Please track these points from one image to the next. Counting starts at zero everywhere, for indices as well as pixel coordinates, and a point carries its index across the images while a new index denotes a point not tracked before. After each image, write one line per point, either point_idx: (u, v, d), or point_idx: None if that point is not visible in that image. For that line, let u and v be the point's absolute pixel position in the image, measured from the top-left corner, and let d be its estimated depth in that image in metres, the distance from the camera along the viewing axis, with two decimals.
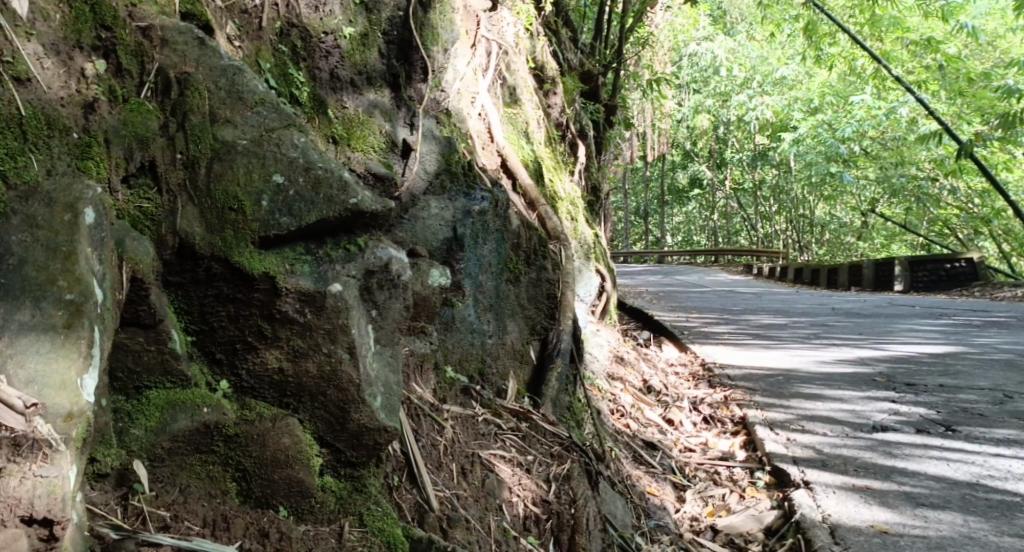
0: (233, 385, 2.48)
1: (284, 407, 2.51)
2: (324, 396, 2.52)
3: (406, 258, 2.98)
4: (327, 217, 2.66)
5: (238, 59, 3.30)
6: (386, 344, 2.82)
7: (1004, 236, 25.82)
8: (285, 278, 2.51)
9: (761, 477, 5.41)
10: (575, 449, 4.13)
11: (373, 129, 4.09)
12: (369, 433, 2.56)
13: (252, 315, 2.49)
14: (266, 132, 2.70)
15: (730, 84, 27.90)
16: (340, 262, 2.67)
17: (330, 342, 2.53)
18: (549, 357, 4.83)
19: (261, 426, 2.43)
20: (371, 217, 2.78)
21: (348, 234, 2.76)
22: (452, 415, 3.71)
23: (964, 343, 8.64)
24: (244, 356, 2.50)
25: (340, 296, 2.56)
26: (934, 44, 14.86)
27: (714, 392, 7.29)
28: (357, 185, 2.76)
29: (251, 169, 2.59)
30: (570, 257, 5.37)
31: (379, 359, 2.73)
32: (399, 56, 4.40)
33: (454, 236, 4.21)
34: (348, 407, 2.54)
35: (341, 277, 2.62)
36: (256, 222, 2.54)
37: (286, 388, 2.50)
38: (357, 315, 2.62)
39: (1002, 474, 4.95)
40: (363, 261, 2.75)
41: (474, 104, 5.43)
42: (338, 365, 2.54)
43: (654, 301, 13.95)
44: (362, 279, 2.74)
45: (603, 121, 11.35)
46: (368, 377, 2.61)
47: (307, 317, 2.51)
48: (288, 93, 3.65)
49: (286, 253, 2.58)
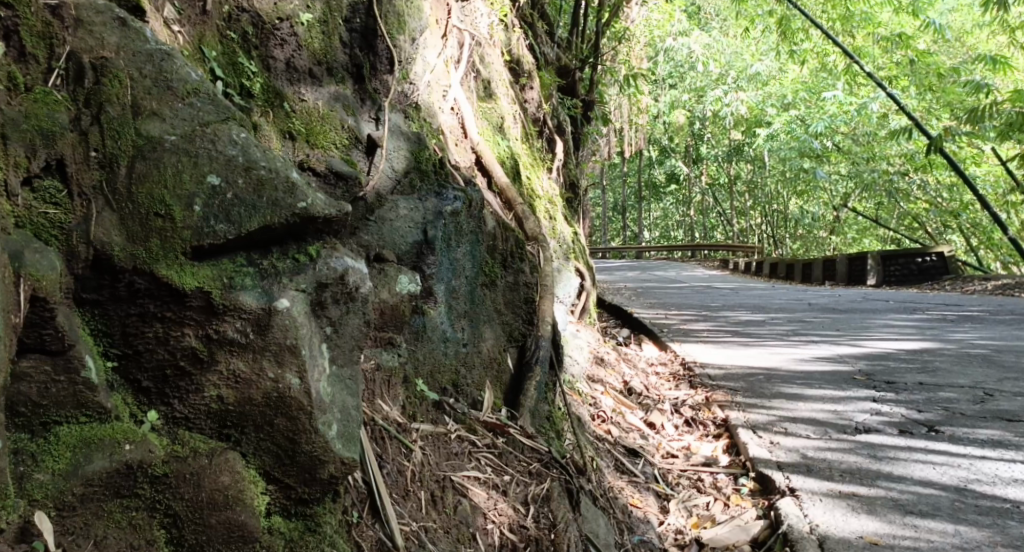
0: (163, 415, 2.28)
1: (224, 440, 2.31)
2: (272, 426, 2.32)
3: (366, 268, 2.65)
4: (272, 222, 2.39)
5: (178, 48, 3.03)
6: (344, 365, 2.54)
7: (973, 229, 25.78)
8: (223, 294, 2.28)
9: (746, 484, 5.18)
10: (555, 466, 3.88)
11: (334, 124, 3.81)
12: (323, 466, 2.36)
13: (185, 335, 2.27)
14: (200, 127, 2.44)
15: (705, 79, 27.66)
16: (289, 275, 2.40)
17: (276, 366, 2.30)
18: (528, 365, 4.55)
19: (196, 464, 2.25)
20: (324, 222, 2.51)
21: (297, 242, 2.47)
22: (423, 434, 3.43)
23: (941, 339, 8.44)
24: (175, 383, 2.29)
25: (288, 313, 2.32)
26: (903, 39, 14.71)
27: (696, 393, 7.03)
28: (307, 188, 2.46)
29: (180, 169, 2.33)
30: (549, 259, 5.10)
31: (331, 382, 2.45)
32: (363, 45, 4.11)
33: (425, 239, 3.94)
34: (296, 436, 2.33)
35: (289, 292, 2.36)
36: (188, 230, 2.29)
37: (227, 419, 2.30)
38: (308, 332, 2.38)
39: (990, 478, 4.72)
40: (315, 273, 2.45)
41: (445, 98, 5.15)
42: (286, 391, 2.31)
43: (632, 298, 13.68)
44: (314, 293, 2.44)
45: (580, 116, 11.10)
46: (320, 401, 2.38)
47: (249, 338, 2.29)
48: (236, 85, 3.36)
49: (224, 265, 2.33)
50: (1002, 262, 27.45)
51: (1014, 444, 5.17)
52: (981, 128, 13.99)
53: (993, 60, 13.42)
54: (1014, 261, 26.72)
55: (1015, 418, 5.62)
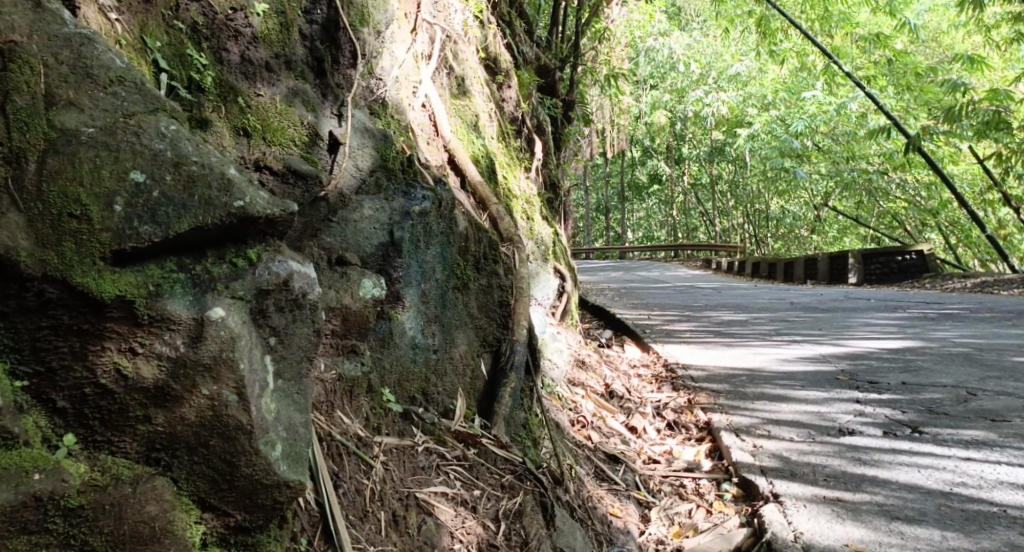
0: (82, 439, 2.11)
1: (152, 464, 2.18)
2: (208, 448, 2.21)
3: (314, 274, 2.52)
4: (204, 223, 2.23)
5: (106, 38, 2.85)
6: (290, 379, 2.44)
7: (952, 227, 25.82)
8: (148, 303, 2.12)
9: (728, 490, 5.01)
10: (529, 478, 3.72)
11: (292, 120, 3.61)
12: (264, 492, 2.27)
13: (105, 349, 2.11)
14: (124, 119, 2.27)
15: (686, 80, 27.58)
16: (225, 281, 2.25)
17: (213, 383, 2.18)
18: (503, 372, 4.35)
19: (117, 494, 2.08)
20: (267, 223, 2.35)
21: (236, 244, 2.32)
22: (387, 447, 3.24)
23: (922, 337, 8.31)
24: (95, 403, 2.11)
25: (222, 324, 2.19)
26: (881, 39, 14.65)
27: (678, 396, 6.86)
28: (245, 184, 2.32)
29: (99, 165, 2.15)
30: (524, 260, 4.91)
31: (274, 398, 2.35)
32: (325, 38, 3.90)
33: (392, 240, 3.76)
34: (234, 458, 2.22)
35: (224, 300, 2.23)
36: (107, 233, 2.12)
37: (157, 441, 2.17)
38: (246, 342, 2.25)
39: (976, 481, 4.56)
40: (254, 278, 2.31)
41: (416, 94, 4.96)
42: (222, 410, 2.19)
43: (615, 299, 13.52)
44: (253, 300, 2.31)
45: (561, 116, 10.92)
46: (263, 420, 2.27)
47: (180, 350, 2.15)
48: (184, 78, 3.17)
49: (150, 271, 2.16)
50: (980, 260, 27.55)
51: (998, 445, 5.02)
52: (958, 127, 13.92)
53: (970, 60, 13.37)
54: (993, 259, 26.78)
55: (999, 417, 5.47)
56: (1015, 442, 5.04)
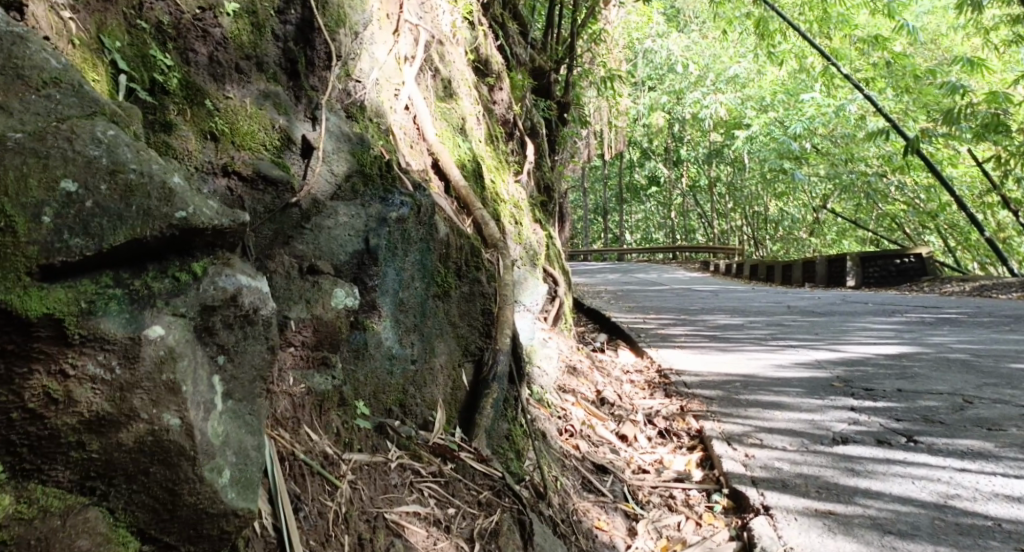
0: (8, 468, 1.99)
1: (86, 494, 2.07)
2: (148, 475, 2.12)
3: (264, 286, 2.50)
4: (143, 235, 2.16)
5: (53, 40, 2.75)
6: (241, 399, 2.37)
7: (951, 230, 25.70)
8: (79, 323, 2.04)
9: (719, 501, 4.88)
10: (507, 494, 3.63)
11: (262, 124, 3.49)
12: (209, 521, 2.19)
13: (33, 372, 2.00)
14: (57, 123, 2.21)
15: (683, 82, 27.50)
16: (165, 297, 2.20)
17: (153, 406, 2.10)
18: (485, 382, 4.21)
19: (45, 527, 1.99)
20: (213, 235, 2.31)
21: (180, 257, 2.27)
22: (356, 465, 3.17)
23: (919, 343, 8.19)
24: (23, 430, 2.00)
25: (161, 343, 2.12)
26: (880, 41, 14.55)
27: (670, 403, 6.74)
28: (188, 195, 2.26)
29: (28, 174, 2.06)
30: (509, 267, 4.77)
31: (222, 421, 2.27)
32: (299, 39, 3.78)
33: (367, 248, 3.61)
34: (176, 487, 2.14)
35: (163, 317, 2.16)
36: (34, 246, 2.03)
37: (92, 469, 2.07)
38: (189, 362, 2.18)
39: (971, 494, 4.43)
40: (198, 294, 2.26)
41: (398, 97, 4.83)
42: (163, 434, 2.11)
43: (612, 301, 13.40)
44: (197, 317, 2.25)
45: (555, 118, 10.78)
46: (209, 445, 2.19)
47: (115, 373, 2.07)
48: (145, 80, 3.09)
49: (83, 287, 2.08)
50: (979, 262, 27.45)
51: (993, 455, 4.89)
52: (957, 130, 13.80)
53: (969, 62, 13.24)
54: (992, 261, 26.66)
55: (995, 427, 5.35)
56: (1010, 452, 4.92)
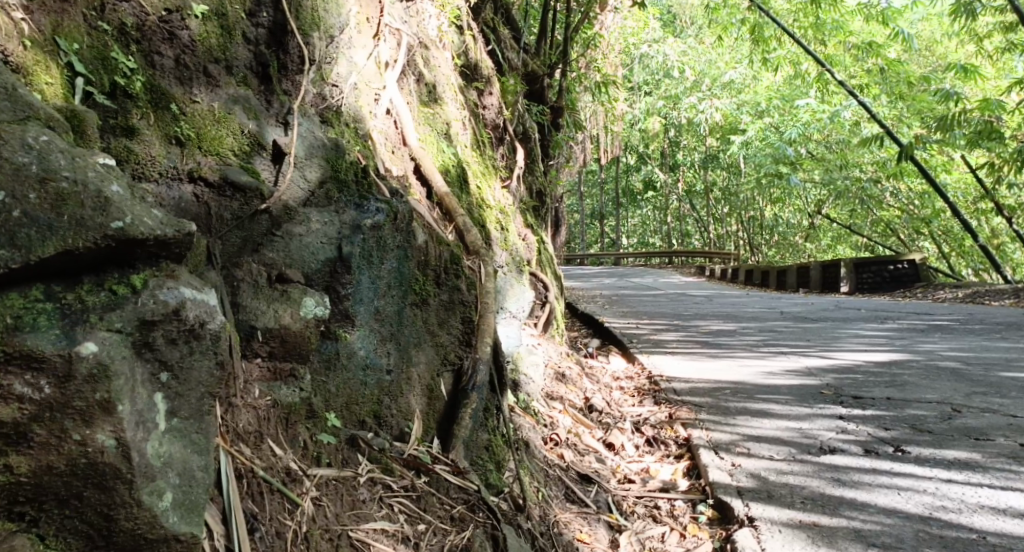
0: None
1: (16, 519, 2.06)
2: (82, 500, 2.11)
3: (215, 299, 2.42)
4: (75, 246, 2.13)
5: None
6: (188, 418, 2.33)
7: (945, 236, 25.64)
8: (7, 340, 2.01)
9: (704, 511, 4.77)
10: (481, 508, 3.56)
11: (230, 129, 3.40)
12: (147, 545, 2.18)
13: None
14: None
15: (679, 86, 27.43)
16: (99, 311, 2.16)
17: (86, 427, 2.08)
18: (463, 392, 4.07)
19: None
20: (157, 244, 2.27)
21: (121, 269, 2.25)
22: (322, 480, 3.12)
23: (910, 350, 8.09)
24: None
25: (94, 360, 2.09)
26: (874, 47, 14.47)
27: (659, 410, 6.64)
28: (126, 203, 2.23)
29: None
30: (491, 274, 4.63)
31: (165, 441, 2.25)
32: (272, 42, 3.69)
33: (339, 255, 3.49)
34: (112, 511, 2.12)
35: (96, 334, 2.12)
36: None
37: (22, 494, 2.05)
38: (125, 381, 2.15)
39: (957, 505, 4.34)
40: (137, 308, 2.21)
41: (379, 101, 4.71)
42: (98, 457, 2.09)
43: (604, 306, 13.30)
44: (137, 333, 2.20)
45: (548, 124, 10.67)
46: (148, 467, 2.18)
47: (44, 393, 2.04)
48: (104, 83, 3.01)
49: (12, 300, 2.05)
50: (973, 268, 27.40)
51: (981, 466, 4.80)
52: (951, 137, 13.72)
53: (962, 68, 13.16)
54: (985, 268, 26.60)
55: (984, 436, 5.26)
56: (997, 463, 4.83)
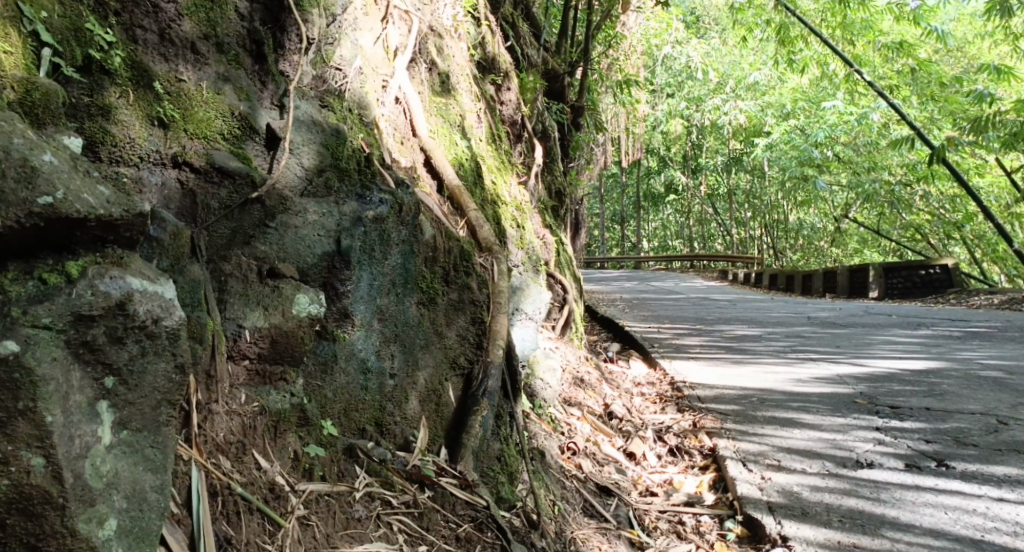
0: None
1: None
2: (5, 528, 1.90)
3: (172, 291, 2.21)
4: None
5: None
6: (141, 430, 2.13)
7: (976, 241, 25.07)
8: None
9: (731, 528, 4.45)
10: (490, 528, 3.27)
11: (219, 109, 3.13)
12: None
13: None
14: None
15: (702, 88, 27.02)
16: (23, 305, 1.93)
17: (7, 442, 1.88)
18: (473, 397, 3.75)
19: None
20: (98, 227, 2.07)
21: (56, 255, 2.04)
22: (312, 497, 2.85)
23: (947, 358, 7.72)
24: None
25: (14, 361, 1.88)
26: (904, 48, 14.04)
27: (682, 418, 6.31)
28: (60, 178, 2.03)
29: None
30: (503, 273, 4.30)
31: (110, 458, 2.04)
32: (267, 18, 3.44)
33: (338, 249, 3.21)
34: (40, 542, 1.92)
35: (20, 332, 1.91)
36: None
37: None
38: (57, 387, 1.95)
39: (1011, 528, 4.01)
40: (72, 303, 1.99)
41: (387, 88, 4.41)
42: (23, 478, 1.89)
43: (626, 309, 12.97)
44: (71, 331, 1.99)
45: (569, 123, 10.35)
46: (85, 490, 1.97)
47: None
48: (75, 56, 2.74)
49: None
50: (1005, 274, 26.76)
51: None
52: (986, 139, 13.29)
53: (995, 69, 12.70)
54: (1019, 272, 26.00)
55: None
56: None
